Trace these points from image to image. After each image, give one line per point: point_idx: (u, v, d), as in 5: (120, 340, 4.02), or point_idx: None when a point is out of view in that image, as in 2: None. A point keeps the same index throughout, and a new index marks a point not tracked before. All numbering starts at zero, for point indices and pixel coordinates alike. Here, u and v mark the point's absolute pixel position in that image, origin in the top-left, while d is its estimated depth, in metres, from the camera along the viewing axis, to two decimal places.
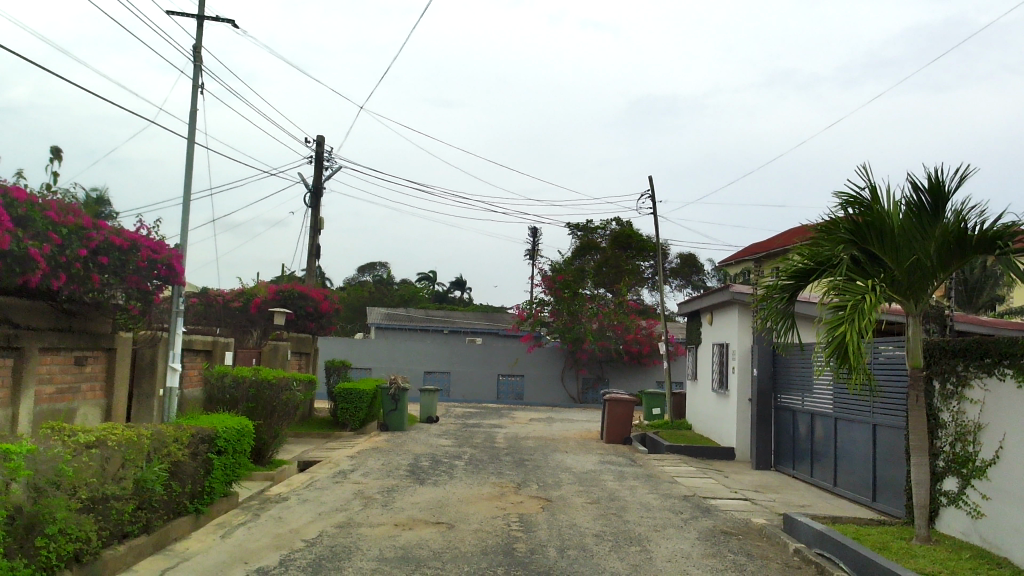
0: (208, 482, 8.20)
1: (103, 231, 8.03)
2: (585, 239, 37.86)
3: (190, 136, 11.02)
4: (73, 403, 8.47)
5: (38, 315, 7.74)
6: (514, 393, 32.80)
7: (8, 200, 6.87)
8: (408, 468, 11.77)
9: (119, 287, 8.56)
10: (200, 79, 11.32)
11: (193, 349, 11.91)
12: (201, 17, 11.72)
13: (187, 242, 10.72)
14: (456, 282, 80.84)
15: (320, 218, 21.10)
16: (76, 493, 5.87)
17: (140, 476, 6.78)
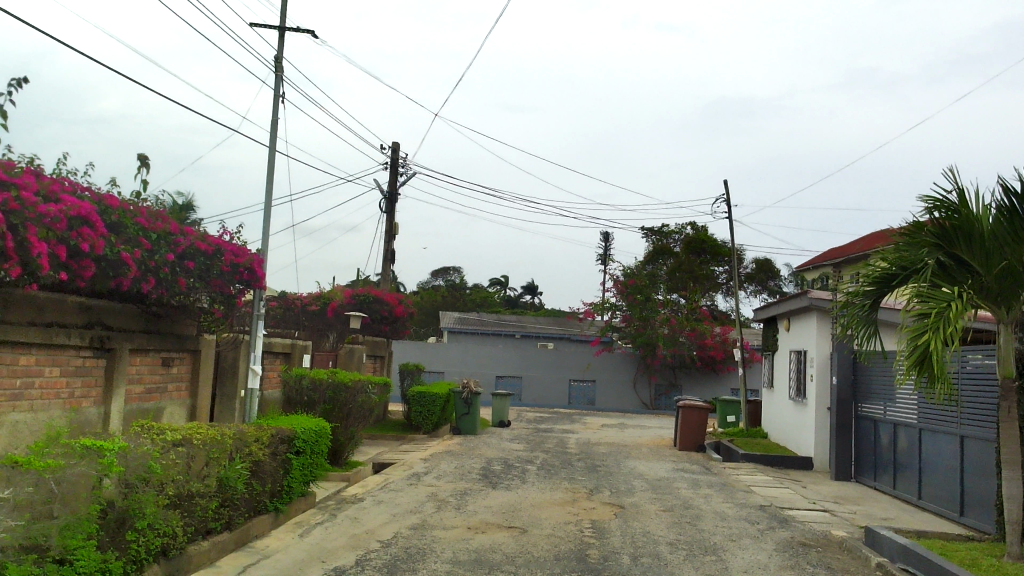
0: (287, 482, 8.39)
1: (190, 236, 8.33)
2: (659, 243, 37.52)
3: (271, 144, 11.32)
4: (161, 402, 8.79)
5: (128, 317, 8.05)
6: (586, 398, 32.66)
7: (103, 207, 7.14)
8: (481, 472, 11.83)
9: (204, 291, 8.85)
10: (281, 88, 11.63)
11: (273, 351, 12.23)
12: (282, 28, 12.03)
13: (268, 247, 11.01)
14: (528, 287, 80.87)
15: (395, 224, 21.44)
16: (164, 490, 6.10)
17: (223, 474, 6.99)
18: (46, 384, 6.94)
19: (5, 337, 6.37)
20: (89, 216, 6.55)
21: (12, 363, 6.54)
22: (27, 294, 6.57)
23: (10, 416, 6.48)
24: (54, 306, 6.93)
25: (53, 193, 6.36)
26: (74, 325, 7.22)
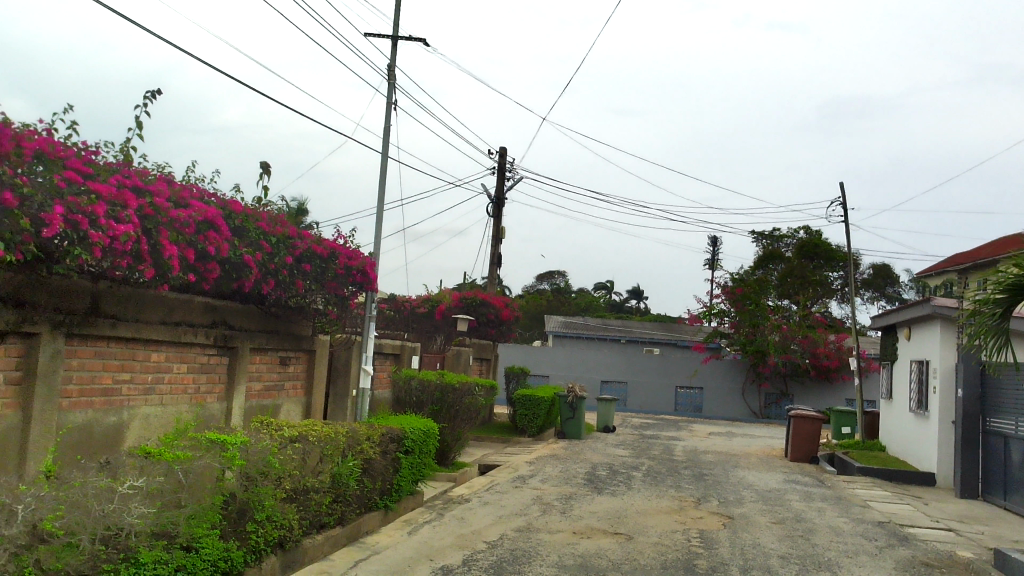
0: (397, 480, 8.58)
1: (307, 240, 8.62)
2: (770, 248, 36.61)
3: (384, 150, 11.63)
4: (278, 399, 9.15)
5: (250, 317, 8.40)
6: (692, 405, 32.10)
7: (228, 212, 7.48)
8: (586, 477, 11.79)
9: (319, 293, 9.16)
10: (394, 96, 11.92)
11: (383, 352, 12.55)
12: (395, 37, 12.33)
13: (380, 250, 11.31)
14: (634, 291, 80.14)
15: (502, 228, 21.64)
16: (282, 484, 6.34)
17: (337, 470, 7.21)
18: (175, 380, 7.34)
19: (139, 334, 6.76)
20: (215, 220, 6.87)
21: (145, 359, 6.95)
22: (159, 294, 6.95)
23: (141, 409, 6.90)
24: (182, 306, 7.30)
25: (184, 199, 6.70)
26: (200, 324, 7.59)
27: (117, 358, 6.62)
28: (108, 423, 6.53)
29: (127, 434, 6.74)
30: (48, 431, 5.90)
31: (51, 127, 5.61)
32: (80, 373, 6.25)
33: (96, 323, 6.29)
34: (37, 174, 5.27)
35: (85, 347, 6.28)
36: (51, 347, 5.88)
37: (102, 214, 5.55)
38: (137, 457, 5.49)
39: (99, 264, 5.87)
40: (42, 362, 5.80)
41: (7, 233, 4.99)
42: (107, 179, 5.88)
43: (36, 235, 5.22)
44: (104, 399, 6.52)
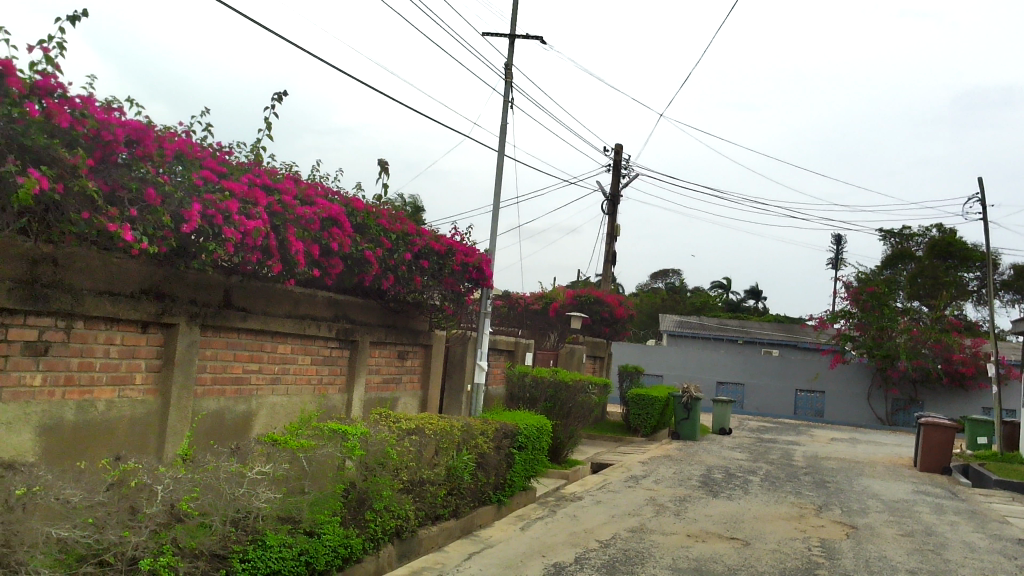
0: (510, 475, 8.64)
1: (425, 237, 8.79)
2: (898, 247, 35.55)
3: (500, 148, 11.73)
4: (396, 392, 9.39)
5: (370, 312, 8.64)
6: (813, 409, 30.99)
7: (350, 209, 7.70)
8: (701, 479, 11.55)
9: (437, 289, 9.33)
10: (510, 94, 12.01)
11: (498, 349, 12.74)
12: (513, 35, 12.41)
13: (496, 247, 11.42)
14: (752, 291, 78.11)
15: (617, 225, 21.51)
16: (399, 475, 6.50)
17: (452, 464, 7.33)
18: (300, 371, 7.64)
19: (268, 327, 7.06)
20: (338, 217, 7.09)
21: (272, 351, 7.25)
22: (286, 288, 7.24)
23: (268, 398, 7.22)
24: (308, 300, 7.57)
25: (310, 197, 6.94)
26: (324, 318, 7.86)
27: (247, 349, 6.94)
28: (238, 411, 6.87)
29: (255, 422, 7.07)
30: (183, 417, 6.25)
31: (189, 129, 5.94)
32: (213, 362, 6.58)
33: (229, 315, 6.60)
34: (176, 173, 5.57)
35: (218, 337, 6.62)
36: (189, 338, 6.22)
37: (235, 211, 5.82)
38: (265, 444, 5.75)
39: (232, 259, 6.16)
40: (180, 351, 6.14)
41: (150, 229, 5.30)
42: (239, 177, 6.16)
43: (176, 230, 5.52)
44: (235, 387, 6.85)
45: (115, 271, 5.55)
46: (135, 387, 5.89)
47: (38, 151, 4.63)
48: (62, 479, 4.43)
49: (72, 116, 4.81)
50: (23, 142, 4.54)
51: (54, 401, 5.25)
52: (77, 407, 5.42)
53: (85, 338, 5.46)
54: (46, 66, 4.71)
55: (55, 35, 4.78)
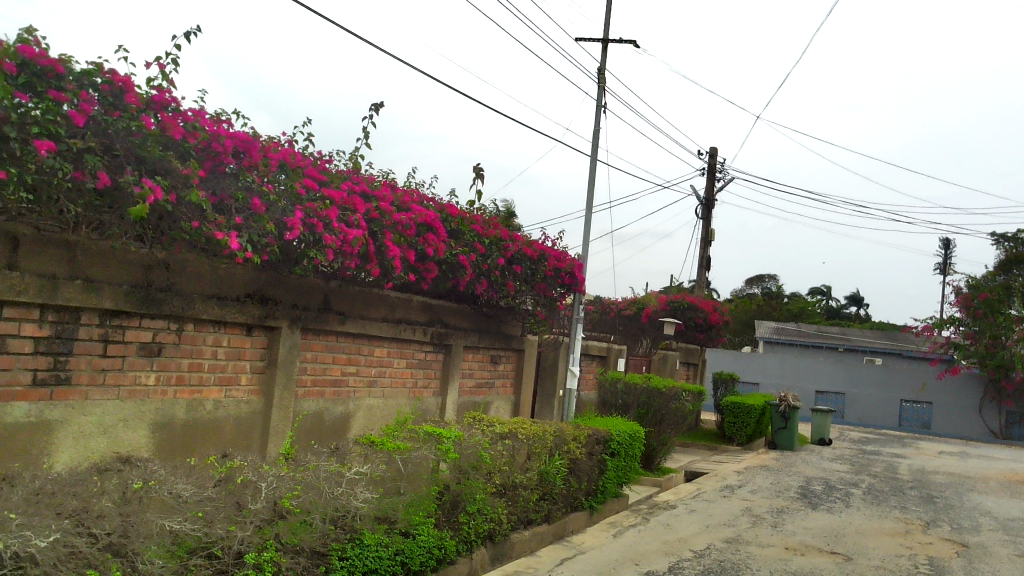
0: (603, 482, 8.59)
1: (518, 242, 8.85)
2: (1015, 251, 33.44)
3: (593, 153, 11.70)
4: (489, 396, 9.48)
5: (464, 317, 8.74)
6: (920, 421, 29.68)
7: (445, 215, 7.77)
8: (800, 491, 11.24)
9: (529, 294, 9.36)
10: (603, 98, 11.98)
11: (589, 354, 12.76)
12: (606, 40, 12.38)
13: (588, 252, 11.39)
14: (854, 297, 75.52)
15: (712, 230, 21.16)
16: (492, 478, 6.55)
17: (544, 469, 7.34)
18: (396, 374, 7.80)
19: (365, 331, 7.24)
20: (434, 223, 7.21)
21: (369, 354, 7.42)
22: (383, 292, 7.40)
23: (366, 399, 7.39)
24: (403, 305, 7.72)
25: (406, 203, 7.08)
26: (418, 322, 8.00)
27: (345, 352, 7.13)
28: (337, 412, 7.07)
29: (352, 424, 7.26)
30: (286, 417, 6.46)
31: (291, 139, 6.14)
32: (313, 364, 6.78)
33: (328, 319, 6.80)
34: (280, 182, 5.77)
35: (318, 340, 6.82)
36: (290, 340, 6.43)
37: (335, 219, 6.00)
38: (363, 445, 5.91)
39: (332, 265, 6.34)
40: (282, 353, 6.35)
41: (255, 236, 5.50)
42: (338, 185, 6.33)
43: (279, 237, 5.73)
44: (334, 389, 7.05)
45: (222, 277, 5.79)
46: (240, 388, 6.13)
47: (153, 162, 4.86)
48: (175, 474, 4.65)
49: (185, 129, 5.04)
50: (140, 154, 4.78)
51: (166, 399, 5.51)
52: (188, 406, 5.67)
53: (195, 340, 5.71)
54: (162, 81, 4.94)
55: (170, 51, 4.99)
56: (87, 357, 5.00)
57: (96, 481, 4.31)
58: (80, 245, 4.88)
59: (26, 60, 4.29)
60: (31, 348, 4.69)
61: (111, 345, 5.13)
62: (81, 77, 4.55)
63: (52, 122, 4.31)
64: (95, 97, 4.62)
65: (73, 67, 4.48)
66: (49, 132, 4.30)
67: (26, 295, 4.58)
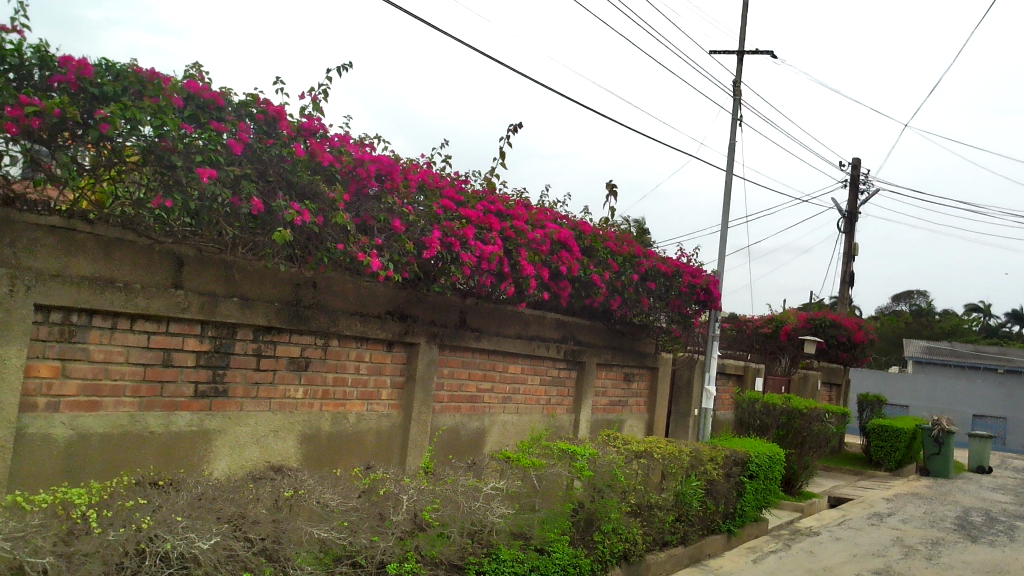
0: (741, 505, 8.33)
1: (652, 258, 8.77)
2: None
3: (728, 168, 11.46)
4: (623, 415, 9.42)
5: (597, 334, 8.71)
6: None
7: (579, 233, 7.76)
8: (957, 522, 10.52)
9: (664, 311, 9.23)
10: (739, 111, 11.72)
11: (725, 373, 12.48)
12: (741, 52, 12.13)
13: (724, 269, 11.13)
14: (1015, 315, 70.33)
15: (855, 244, 20.26)
16: (627, 498, 6.49)
17: (680, 490, 7.20)
18: (530, 391, 7.86)
19: (500, 347, 7.33)
20: (568, 241, 7.24)
21: (503, 371, 7.52)
22: (517, 309, 7.48)
23: (500, 415, 7.49)
24: (537, 322, 7.78)
25: (540, 222, 7.15)
26: (552, 339, 8.04)
27: (481, 368, 7.25)
28: (473, 427, 7.20)
29: (487, 439, 7.36)
30: (424, 432, 6.63)
31: (431, 161, 6.33)
32: (450, 380, 6.93)
33: (465, 336, 6.94)
34: (419, 203, 5.96)
35: (455, 356, 6.97)
36: (428, 356, 6.59)
37: (471, 237, 6.14)
38: (499, 461, 5.99)
39: (468, 282, 6.47)
40: (421, 369, 6.52)
41: (396, 255, 5.71)
42: (475, 205, 6.47)
43: (418, 257, 5.92)
44: (470, 405, 7.18)
45: (365, 295, 6.02)
46: (381, 402, 6.34)
47: (303, 187, 5.11)
48: (323, 484, 4.85)
49: (332, 153, 5.27)
50: (291, 179, 5.04)
51: (313, 411, 5.77)
52: (333, 419, 5.92)
53: (339, 355, 5.96)
54: (312, 109, 5.20)
55: (321, 81, 5.21)
56: (242, 371, 5.30)
57: (251, 488, 4.57)
58: (237, 265, 5.19)
59: (191, 95, 4.60)
60: (193, 361, 5.02)
61: (264, 360, 5.42)
62: (239, 108, 4.85)
63: (213, 151, 4.60)
64: (251, 126, 4.91)
65: (232, 99, 4.79)
66: (211, 160, 4.59)
67: (189, 311, 4.91)
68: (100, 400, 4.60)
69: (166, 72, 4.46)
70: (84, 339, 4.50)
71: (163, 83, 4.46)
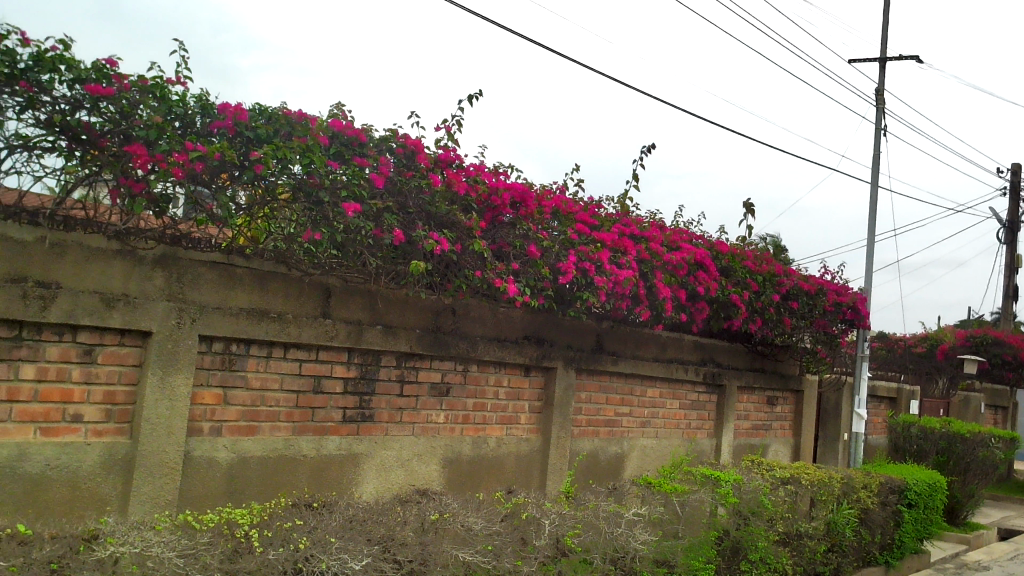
0: (899, 535, 7.86)
1: (794, 277, 8.47)
2: None
3: (874, 179, 10.95)
4: (767, 439, 9.11)
5: (737, 356, 8.48)
6: None
7: (715, 253, 7.61)
8: None
9: (808, 331, 8.88)
10: (883, 120, 11.20)
11: (877, 396, 11.87)
12: (884, 58, 11.61)
13: (872, 286, 10.62)
14: None
15: (1018, 255, 18.88)
16: (775, 526, 6.25)
17: (831, 518, 6.87)
18: (669, 415, 7.74)
19: (638, 371, 7.26)
20: (704, 261, 7.11)
21: (642, 394, 7.43)
22: (654, 332, 7.40)
23: (640, 440, 7.40)
24: (675, 344, 7.66)
25: (675, 243, 7.06)
26: (691, 362, 7.90)
27: (619, 393, 7.20)
28: (612, 452, 7.14)
29: (627, 464, 7.28)
30: (564, 457, 6.63)
31: (563, 186, 6.39)
32: (588, 405, 6.92)
33: (602, 359, 6.91)
34: (554, 229, 6.01)
35: (592, 380, 6.95)
36: (566, 380, 6.60)
37: (606, 261, 6.13)
38: (641, 487, 5.92)
39: (604, 306, 6.45)
40: (558, 393, 6.54)
41: (532, 280, 5.78)
42: (609, 228, 6.46)
43: (553, 282, 5.96)
44: (608, 429, 7.13)
45: (502, 320, 6.11)
46: (520, 426, 6.41)
47: (441, 217, 5.27)
48: (466, 508, 4.93)
49: (467, 183, 5.41)
50: (430, 210, 5.20)
51: (454, 436, 5.88)
52: (474, 443, 6.02)
53: (478, 380, 6.06)
54: (448, 141, 5.36)
55: (455, 114, 5.38)
56: (387, 397, 5.48)
57: (398, 510, 4.70)
58: (380, 294, 5.38)
59: (336, 133, 4.83)
60: (341, 387, 5.24)
61: (407, 385, 5.59)
62: (380, 143, 5.06)
63: (357, 186, 4.81)
64: (391, 160, 5.10)
65: (373, 135, 5.00)
66: (355, 195, 4.80)
67: (336, 340, 5.12)
68: (258, 425, 4.86)
69: (313, 113, 4.71)
70: (243, 367, 4.78)
71: (310, 123, 4.72)
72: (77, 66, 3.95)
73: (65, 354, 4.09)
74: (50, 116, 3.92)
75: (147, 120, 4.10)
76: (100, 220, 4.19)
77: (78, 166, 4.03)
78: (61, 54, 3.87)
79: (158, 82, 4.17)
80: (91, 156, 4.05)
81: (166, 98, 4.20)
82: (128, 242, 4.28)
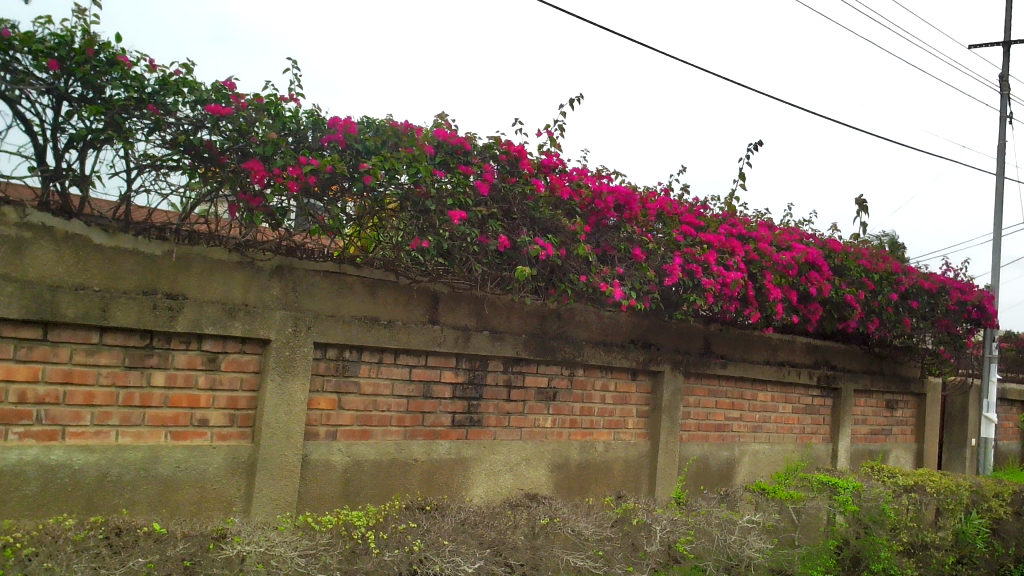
0: None
1: (913, 275, 8.09)
2: None
3: (999, 170, 10.36)
4: (887, 444, 8.75)
5: (853, 358, 8.17)
6: None
7: (828, 252, 7.35)
8: None
9: (929, 332, 8.47)
10: (1008, 107, 10.59)
11: (1008, 399, 11.21)
12: (1008, 42, 10.97)
13: (999, 282, 10.05)
14: None
15: None
16: (898, 536, 5.97)
17: (960, 528, 6.49)
18: (782, 420, 7.53)
19: (748, 374, 7.09)
20: (816, 261, 6.90)
21: (752, 399, 7.26)
22: (764, 334, 7.20)
23: (751, 445, 7.21)
24: (787, 347, 7.45)
25: (785, 243, 6.86)
26: (804, 365, 7.66)
27: (729, 397, 7.05)
28: (723, 457, 6.99)
29: (739, 470, 7.11)
30: (672, 462, 6.54)
31: (668, 188, 6.33)
32: (697, 409, 6.80)
33: (711, 363, 6.78)
34: (658, 231, 5.95)
35: (701, 384, 6.83)
36: (673, 384, 6.50)
37: (712, 262, 6.00)
38: (755, 493, 5.82)
39: (712, 308, 6.32)
40: (666, 398, 6.45)
41: (638, 283, 5.69)
42: (715, 230, 6.35)
43: (659, 284, 5.87)
44: (718, 434, 7.00)
45: (608, 324, 6.08)
46: (628, 431, 6.36)
47: (545, 222, 5.31)
48: (576, 513, 4.91)
49: (571, 188, 5.43)
50: (534, 215, 5.24)
51: (562, 440, 5.89)
52: (581, 447, 6.01)
53: (585, 385, 6.05)
54: (550, 146, 5.38)
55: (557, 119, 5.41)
56: (494, 402, 5.54)
57: (509, 515, 4.73)
58: (487, 299, 5.44)
59: (441, 142, 4.93)
60: (450, 393, 5.32)
61: (514, 390, 5.63)
62: (483, 151, 5.10)
63: (462, 194, 4.89)
64: (495, 167, 5.13)
65: (477, 143, 5.06)
66: (461, 203, 4.89)
67: (445, 346, 5.21)
68: (371, 429, 4.99)
69: (418, 123, 4.83)
70: (356, 373, 4.92)
71: (416, 133, 4.83)
72: (198, 88, 4.17)
73: (192, 361, 4.31)
74: (175, 136, 4.13)
75: (263, 137, 4.28)
76: (221, 234, 4.37)
77: (201, 182, 4.23)
78: (184, 77, 4.09)
79: (272, 100, 4.37)
80: (213, 172, 4.24)
81: (280, 115, 4.38)
82: (248, 254, 4.45)
